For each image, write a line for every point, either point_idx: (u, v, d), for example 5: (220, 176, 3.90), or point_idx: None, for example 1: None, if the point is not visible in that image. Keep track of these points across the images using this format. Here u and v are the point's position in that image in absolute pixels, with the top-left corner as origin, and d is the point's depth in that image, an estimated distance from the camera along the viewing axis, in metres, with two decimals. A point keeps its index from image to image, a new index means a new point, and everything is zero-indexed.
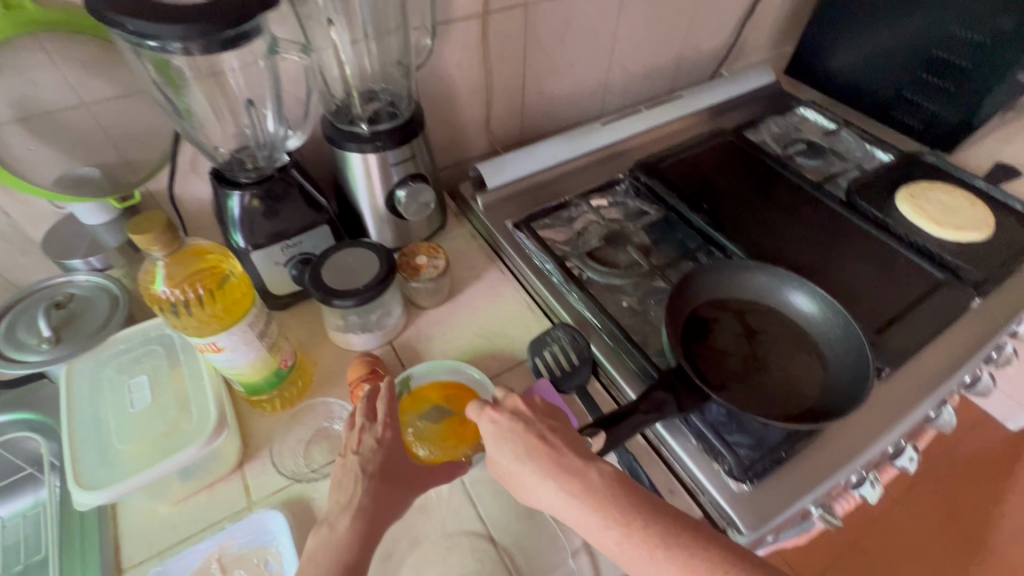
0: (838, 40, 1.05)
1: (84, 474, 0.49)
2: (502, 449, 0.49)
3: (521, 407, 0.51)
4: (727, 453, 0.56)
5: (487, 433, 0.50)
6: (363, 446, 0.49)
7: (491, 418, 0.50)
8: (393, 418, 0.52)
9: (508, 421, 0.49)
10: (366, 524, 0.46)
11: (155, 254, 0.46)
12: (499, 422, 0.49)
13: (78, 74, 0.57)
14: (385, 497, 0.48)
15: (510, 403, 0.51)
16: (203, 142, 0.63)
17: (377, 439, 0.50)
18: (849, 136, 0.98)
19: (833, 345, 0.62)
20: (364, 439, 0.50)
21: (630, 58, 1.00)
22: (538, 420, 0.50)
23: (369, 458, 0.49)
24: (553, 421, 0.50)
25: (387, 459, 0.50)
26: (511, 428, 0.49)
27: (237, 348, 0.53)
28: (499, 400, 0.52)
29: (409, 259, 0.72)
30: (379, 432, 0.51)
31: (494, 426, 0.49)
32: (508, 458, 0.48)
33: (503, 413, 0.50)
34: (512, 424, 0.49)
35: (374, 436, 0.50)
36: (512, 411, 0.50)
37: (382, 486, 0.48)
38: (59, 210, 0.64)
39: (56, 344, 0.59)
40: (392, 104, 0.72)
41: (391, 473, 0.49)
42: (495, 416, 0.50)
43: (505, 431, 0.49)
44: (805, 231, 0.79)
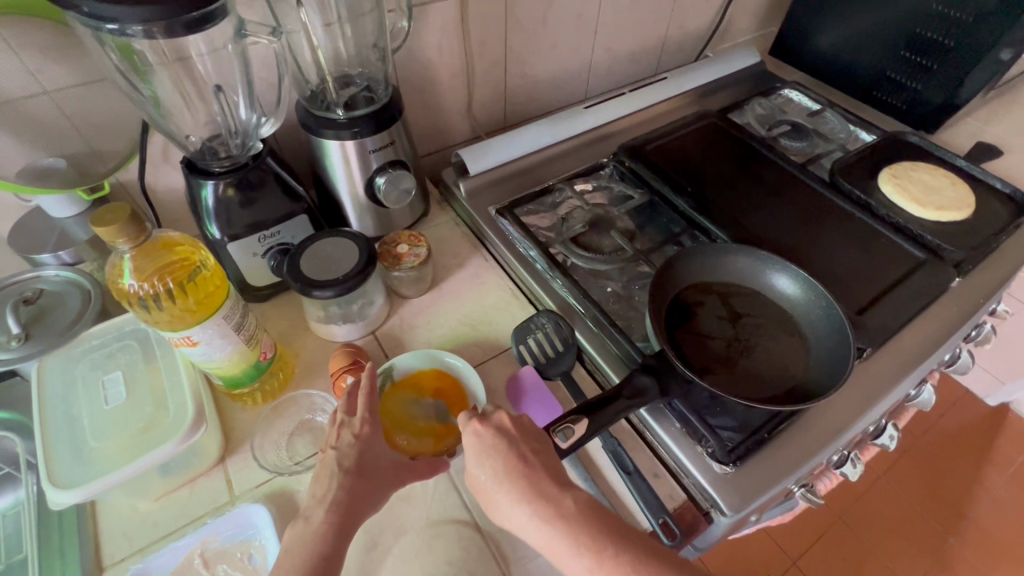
0: (822, 19, 1.04)
1: (58, 473, 0.48)
2: (483, 467, 0.48)
3: (507, 422, 0.50)
4: (710, 435, 0.56)
5: (469, 446, 0.49)
6: (341, 441, 0.50)
7: (475, 431, 0.49)
8: (372, 413, 0.52)
9: (491, 436, 0.49)
10: (341, 514, 0.46)
11: (121, 246, 0.44)
12: (482, 437, 0.49)
13: (37, 60, 0.55)
14: (362, 490, 0.48)
15: (497, 418, 0.50)
16: (174, 132, 0.61)
17: (354, 435, 0.50)
18: (833, 117, 0.98)
19: (815, 327, 0.63)
20: (341, 435, 0.50)
21: (613, 40, 0.98)
22: (522, 435, 0.49)
23: (345, 453, 0.49)
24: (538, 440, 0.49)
25: (364, 454, 0.50)
26: (494, 445, 0.48)
27: (213, 342, 0.52)
28: (488, 412, 0.51)
29: (390, 248, 0.71)
30: (356, 427, 0.51)
31: (476, 440, 0.49)
32: (486, 473, 0.48)
33: (488, 427, 0.49)
34: (496, 441, 0.48)
35: (352, 432, 0.51)
36: (498, 428, 0.49)
37: (358, 480, 0.48)
38: (26, 202, 0.63)
39: (27, 340, 0.57)
40: (369, 89, 0.71)
41: (367, 467, 0.49)
42: (479, 430, 0.49)
43: (487, 447, 0.48)
44: (789, 213, 0.79)
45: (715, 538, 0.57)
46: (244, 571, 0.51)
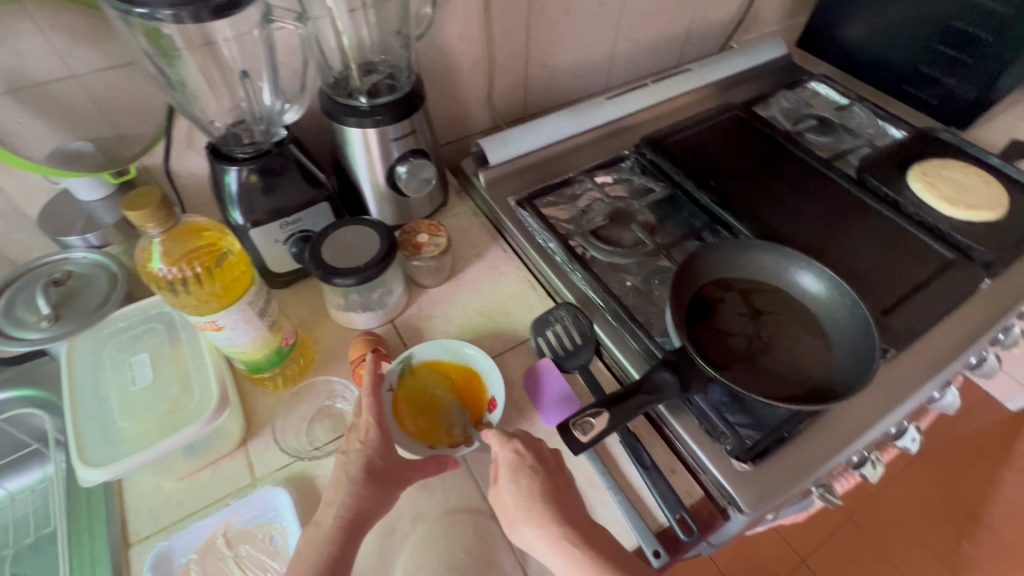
0: (853, 10, 1.01)
1: (88, 451, 0.50)
2: (518, 485, 0.50)
3: (544, 450, 0.53)
4: (729, 432, 0.56)
5: (505, 461, 0.51)
6: (350, 447, 0.51)
7: (515, 450, 0.52)
8: (378, 416, 0.53)
9: (531, 459, 0.51)
10: (348, 517, 0.47)
11: (151, 231, 0.44)
12: (523, 456, 0.51)
13: (66, 45, 0.55)
14: (371, 496, 0.49)
15: (537, 445, 0.53)
16: (199, 117, 0.62)
17: (361, 440, 0.51)
18: (861, 111, 0.95)
19: (840, 326, 0.62)
20: (351, 440, 0.52)
21: (637, 29, 0.96)
22: (544, 462, 0.52)
23: (352, 460, 0.50)
24: (557, 471, 0.52)
25: (371, 460, 0.50)
26: (531, 467, 0.51)
27: (238, 326, 0.52)
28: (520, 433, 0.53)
29: (410, 236, 0.71)
30: (362, 432, 0.52)
31: (516, 459, 0.51)
32: (518, 491, 0.50)
33: (529, 449, 0.52)
34: (535, 463, 0.51)
35: (360, 437, 0.52)
36: (536, 454, 0.52)
37: (365, 484, 0.49)
38: (54, 184, 0.63)
39: (56, 321, 0.58)
40: (392, 76, 0.70)
41: (376, 472, 0.50)
42: (520, 449, 0.52)
43: (524, 466, 0.51)
44: (814, 209, 0.78)
45: (731, 535, 0.56)
46: (266, 553, 0.52)
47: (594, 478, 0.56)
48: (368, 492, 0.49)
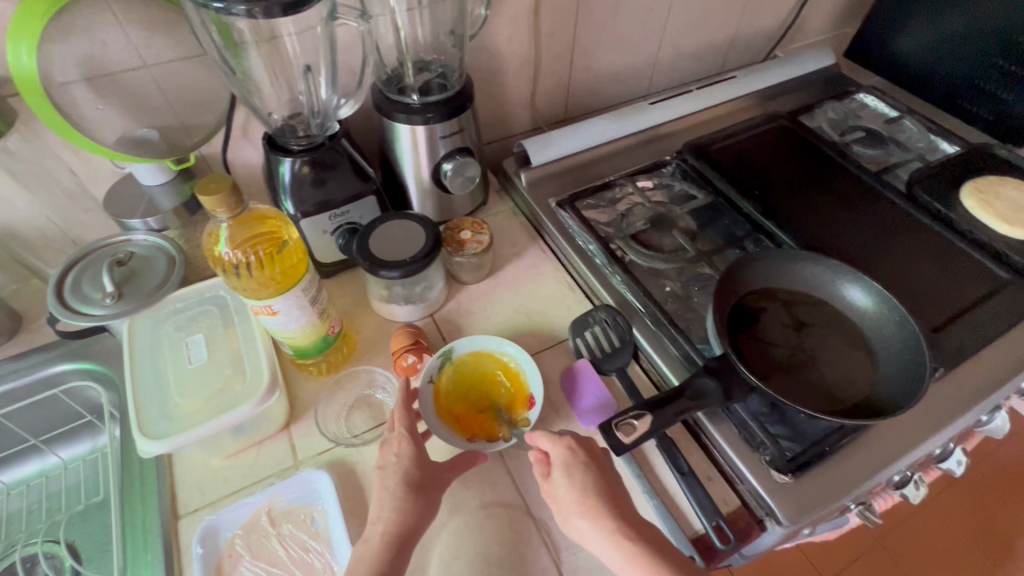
0: (906, 21, 0.99)
1: (148, 424, 0.52)
2: (572, 481, 0.50)
3: (596, 448, 0.53)
4: (769, 443, 0.56)
5: (558, 456, 0.52)
6: (387, 462, 0.52)
7: (568, 446, 0.52)
8: (410, 430, 0.53)
9: (584, 455, 0.52)
10: (398, 534, 0.48)
11: (220, 216, 0.47)
12: (576, 452, 0.52)
13: (141, 35, 0.58)
14: (412, 508, 0.49)
15: (588, 442, 0.53)
16: (259, 109, 0.64)
17: (395, 454, 0.52)
18: (912, 124, 0.93)
19: (887, 341, 0.61)
20: (386, 455, 0.53)
21: (683, 35, 0.96)
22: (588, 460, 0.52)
23: (390, 474, 0.51)
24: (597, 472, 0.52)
25: (407, 472, 0.51)
26: (584, 463, 0.51)
27: (291, 312, 0.54)
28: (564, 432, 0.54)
29: (454, 233, 0.72)
30: (396, 445, 0.53)
31: (568, 454, 0.52)
32: (573, 486, 0.50)
33: (582, 446, 0.52)
34: (587, 461, 0.52)
35: (394, 451, 0.53)
36: (588, 451, 0.52)
37: (407, 497, 0.49)
38: (119, 169, 0.67)
39: (119, 299, 0.61)
40: (443, 75, 0.72)
41: (416, 481, 0.51)
42: (572, 445, 0.52)
43: (577, 462, 0.51)
44: (860, 222, 0.76)
45: (764, 548, 0.56)
46: (308, 533, 0.53)
47: (631, 480, 0.56)
48: (409, 504, 0.49)
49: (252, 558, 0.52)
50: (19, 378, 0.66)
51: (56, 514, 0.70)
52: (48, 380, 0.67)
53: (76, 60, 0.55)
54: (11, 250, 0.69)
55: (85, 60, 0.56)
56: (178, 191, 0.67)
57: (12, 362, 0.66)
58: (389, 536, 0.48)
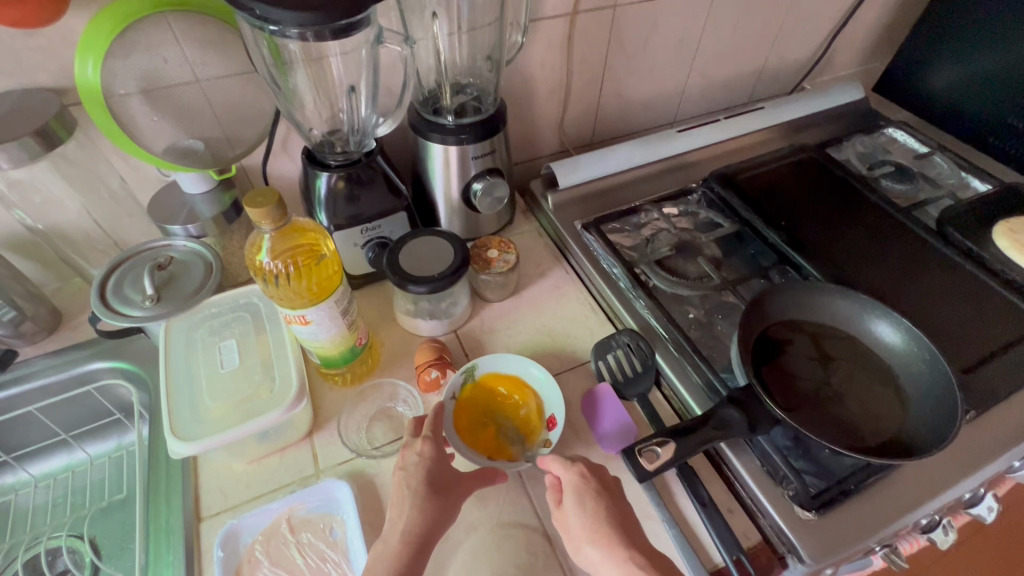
0: (937, 58, 0.99)
1: (179, 425, 0.54)
2: (583, 509, 0.50)
3: (606, 476, 0.53)
4: (793, 477, 0.55)
5: (569, 484, 0.52)
6: (407, 462, 0.52)
7: (580, 472, 0.52)
8: (434, 433, 0.54)
9: (595, 483, 0.51)
10: (417, 535, 0.48)
11: (264, 228, 0.49)
12: (587, 480, 0.51)
13: (197, 52, 0.61)
14: (433, 508, 0.49)
15: (600, 470, 0.53)
16: (302, 125, 0.67)
17: (417, 454, 0.53)
18: (942, 160, 0.93)
19: (916, 379, 0.60)
20: (407, 455, 0.53)
21: (713, 65, 0.98)
22: (602, 491, 0.51)
23: (411, 473, 0.51)
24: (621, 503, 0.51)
25: (428, 472, 0.51)
26: (596, 491, 0.51)
27: (323, 322, 0.56)
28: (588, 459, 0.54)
29: (481, 252, 0.74)
30: (418, 446, 0.53)
31: (580, 481, 0.51)
32: (584, 515, 0.50)
33: (593, 474, 0.52)
34: (599, 488, 0.51)
35: (416, 451, 0.53)
36: (601, 479, 0.52)
37: (427, 497, 0.50)
38: (164, 177, 0.70)
39: (158, 302, 0.62)
40: (478, 99, 0.75)
41: (437, 484, 0.51)
42: (584, 472, 0.52)
43: (590, 489, 0.51)
44: (889, 257, 0.76)
45: None
46: (325, 543, 0.53)
47: (649, 509, 0.56)
48: (430, 504, 0.49)
49: (269, 564, 0.52)
50: (56, 373, 0.68)
51: (80, 509, 0.71)
52: (84, 376, 0.69)
53: (135, 75, 0.58)
54: (57, 249, 0.72)
55: (143, 75, 0.59)
56: (218, 201, 0.69)
57: (51, 357, 0.69)
58: (408, 536, 0.48)
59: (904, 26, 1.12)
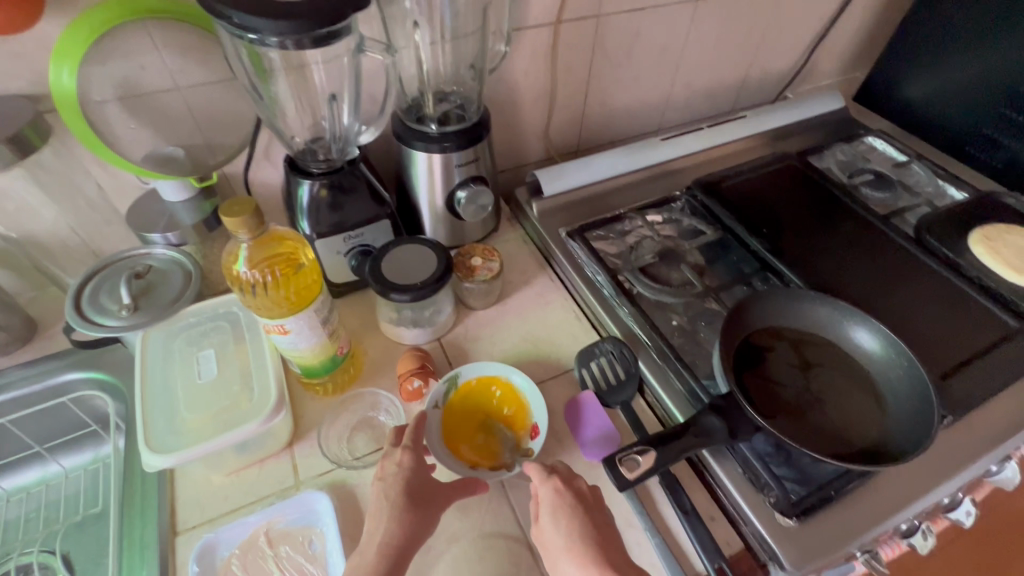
0: (914, 69, 1.02)
1: (154, 437, 0.53)
2: (558, 525, 0.50)
3: (583, 487, 0.52)
4: (774, 484, 0.55)
5: (545, 499, 0.52)
6: (386, 472, 0.52)
7: (555, 488, 0.51)
8: (415, 442, 0.54)
9: (571, 498, 0.51)
10: (396, 545, 0.47)
11: (241, 237, 0.49)
12: (562, 494, 0.51)
13: (176, 60, 0.61)
14: (412, 519, 0.49)
15: (576, 482, 0.53)
16: (283, 133, 0.66)
17: (397, 464, 0.52)
18: (920, 169, 0.95)
19: (894, 385, 0.61)
20: (386, 465, 0.52)
21: (696, 74, 0.99)
22: (581, 505, 0.51)
23: (390, 484, 0.51)
24: (600, 517, 0.51)
25: (407, 482, 0.51)
26: (572, 506, 0.50)
27: (302, 331, 0.55)
28: (566, 473, 0.53)
29: (465, 259, 0.74)
30: (398, 456, 0.53)
31: (555, 496, 0.51)
32: (560, 531, 0.49)
33: (569, 487, 0.52)
34: (575, 503, 0.51)
35: (395, 462, 0.53)
36: (578, 492, 0.52)
37: (406, 508, 0.49)
38: (144, 184, 0.69)
39: (134, 312, 0.61)
40: (461, 106, 0.75)
41: (415, 495, 0.50)
42: (560, 487, 0.51)
43: (565, 505, 0.50)
44: (868, 264, 0.77)
45: None
46: (304, 556, 0.52)
47: (632, 517, 0.56)
48: (409, 515, 0.49)
49: None
50: (29, 384, 0.66)
51: (54, 524, 0.70)
52: (58, 388, 0.67)
53: (112, 82, 0.58)
54: (32, 258, 0.71)
55: (120, 82, 0.58)
56: (199, 208, 0.68)
57: (24, 369, 0.67)
58: (386, 548, 0.47)
59: (883, 37, 1.15)
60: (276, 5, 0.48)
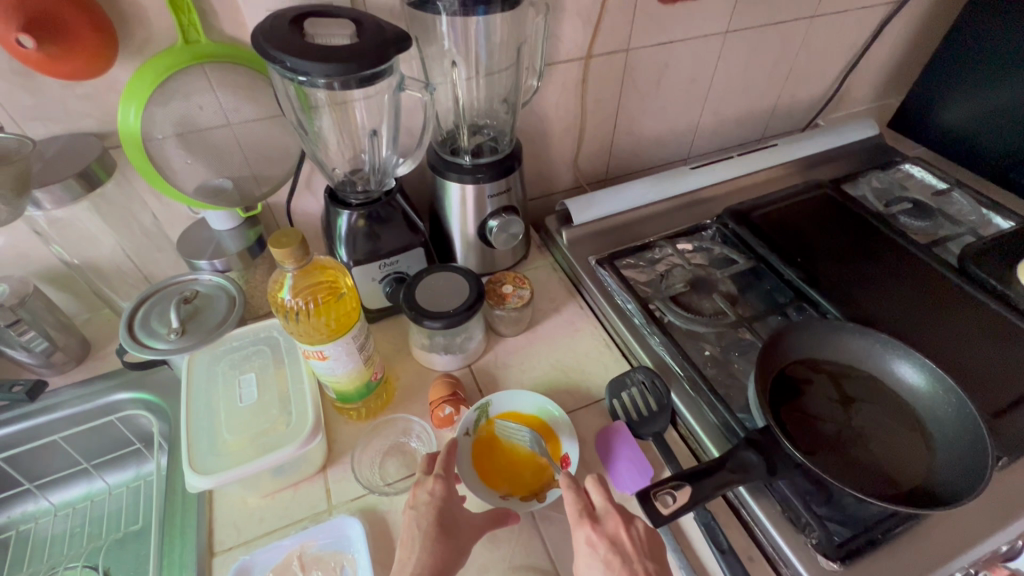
0: (951, 96, 1.00)
1: (197, 459, 0.55)
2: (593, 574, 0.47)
3: (621, 533, 0.49)
4: (816, 524, 0.53)
5: (579, 548, 0.49)
6: (418, 500, 0.52)
7: (588, 535, 0.49)
8: (447, 471, 0.54)
9: (606, 545, 0.48)
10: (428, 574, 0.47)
11: (287, 267, 0.51)
12: (595, 543, 0.48)
13: (230, 100, 0.64)
14: (445, 549, 0.49)
15: (613, 525, 0.49)
16: (325, 166, 0.70)
17: (428, 492, 0.52)
18: (961, 197, 0.92)
19: (942, 423, 0.58)
20: (418, 493, 0.53)
21: (725, 104, 1.00)
22: (627, 554, 0.47)
23: (423, 513, 0.51)
24: (650, 560, 0.48)
25: (440, 511, 0.51)
26: (607, 554, 0.47)
27: (340, 357, 0.57)
28: (601, 514, 0.51)
29: (496, 287, 0.75)
30: (429, 484, 0.53)
31: (590, 544, 0.48)
32: None
33: (602, 535, 0.49)
34: (611, 551, 0.48)
35: (427, 490, 0.53)
36: (611, 537, 0.49)
37: (438, 538, 0.49)
38: (194, 215, 0.74)
39: (182, 334, 0.64)
40: (494, 139, 0.78)
41: (447, 525, 0.50)
42: (591, 534, 0.49)
43: (600, 554, 0.48)
44: (910, 295, 0.75)
45: None
46: None
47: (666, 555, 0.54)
48: (441, 546, 0.49)
49: None
50: (81, 403, 0.70)
51: (96, 540, 0.72)
52: (107, 407, 0.71)
53: (172, 120, 0.62)
54: (90, 283, 0.75)
55: (179, 120, 0.63)
56: (244, 236, 0.72)
57: (77, 388, 0.71)
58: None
59: (918, 64, 1.13)
60: (325, 50, 0.51)
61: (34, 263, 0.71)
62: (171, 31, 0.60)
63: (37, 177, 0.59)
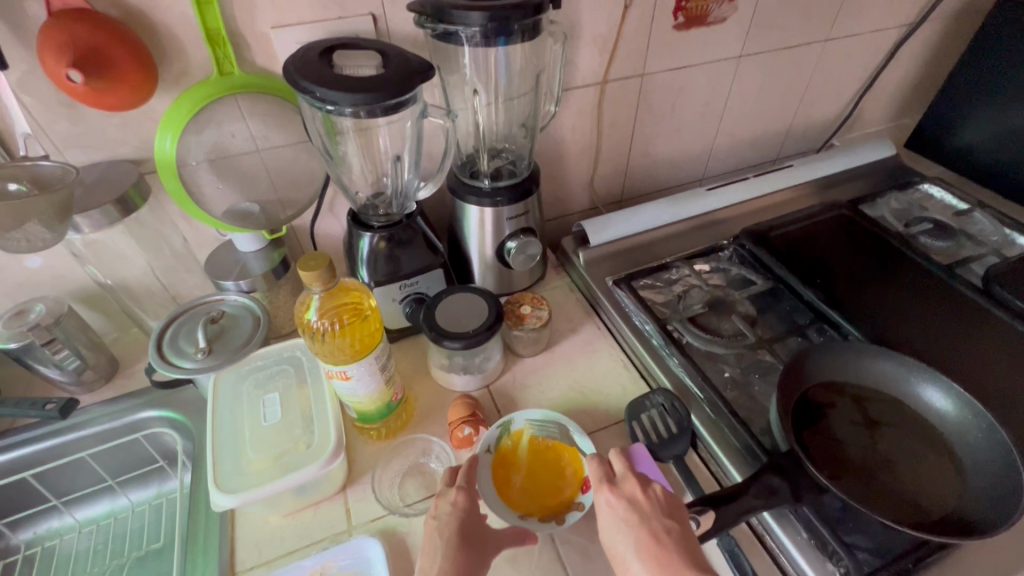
0: (969, 116, 1.00)
1: (222, 477, 0.56)
2: (616, 535, 0.47)
3: (639, 492, 0.49)
4: (844, 553, 0.51)
5: (601, 511, 0.50)
6: (441, 510, 0.52)
7: (607, 497, 0.50)
8: (469, 483, 0.54)
9: (625, 505, 0.48)
10: None
11: (315, 290, 0.52)
12: (615, 506, 0.49)
13: (260, 128, 0.67)
14: (465, 559, 0.49)
15: (632, 488, 0.50)
16: (348, 189, 0.72)
17: (450, 504, 0.52)
18: (983, 217, 0.91)
19: (973, 451, 0.57)
20: (440, 505, 0.52)
21: (740, 126, 1.00)
22: (652, 513, 0.47)
23: (445, 522, 0.51)
24: (671, 518, 0.47)
25: (461, 522, 0.51)
26: (628, 512, 0.48)
27: (363, 377, 0.58)
28: (619, 479, 0.51)
29: (514, 308, 0.75)
30: (452, 496, 0.53)
31: (611, 506, 0.49)
32: (621, 540, 0.47)
33: (621, 497, 0.49)
34: (630, 508, 0.48)
35: (449, 501, 0.53)
36: (630, 496, 0.49)
37: (460, 548, 0.49)
38: (221, 237, 0.76)
39: (208, 353, 0.65)
40: (513, 162, 0.79)
41: (469, 535, 0.50)
42: (611, 497, 0.49)
43: (621, 514, 0.48)
44: (934, 317, 0.74)
45: None
46: None
47: None
48: (462, 555, 0.49)
49: None
50: (108, 420, 0.71)
51: (119, 557, 0.73)
52: (134, 425, 0.72)
53: (205, 148, 0.65)
54: (120, 302, 0.78)
55: (212, 147, 0.65)
56: (269, 257, 0.74)
57: (105, 406, 0.72)
58: None
59: (933, 84, 1.14)
60: (354, 80, 0.54)
61: (69, 284, 0.74)
62: (208, 64, 0.63)
63: (79, 202, 0.62)
